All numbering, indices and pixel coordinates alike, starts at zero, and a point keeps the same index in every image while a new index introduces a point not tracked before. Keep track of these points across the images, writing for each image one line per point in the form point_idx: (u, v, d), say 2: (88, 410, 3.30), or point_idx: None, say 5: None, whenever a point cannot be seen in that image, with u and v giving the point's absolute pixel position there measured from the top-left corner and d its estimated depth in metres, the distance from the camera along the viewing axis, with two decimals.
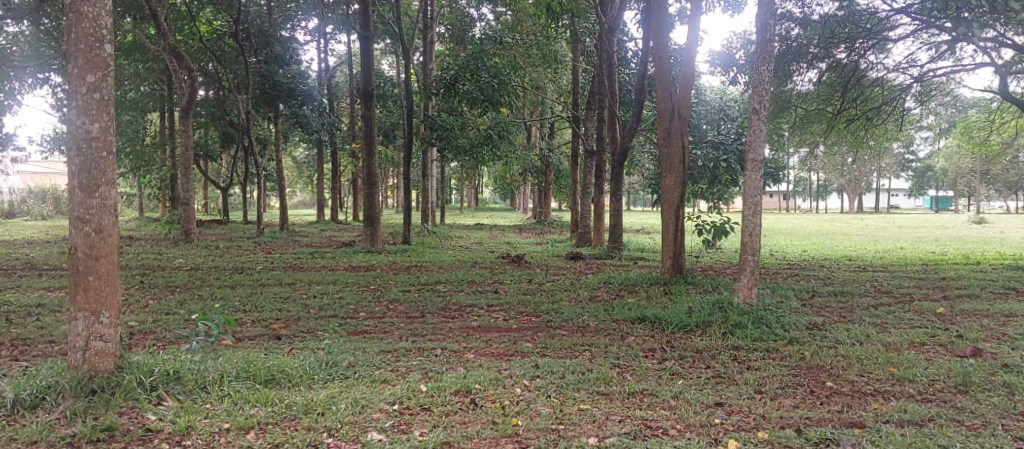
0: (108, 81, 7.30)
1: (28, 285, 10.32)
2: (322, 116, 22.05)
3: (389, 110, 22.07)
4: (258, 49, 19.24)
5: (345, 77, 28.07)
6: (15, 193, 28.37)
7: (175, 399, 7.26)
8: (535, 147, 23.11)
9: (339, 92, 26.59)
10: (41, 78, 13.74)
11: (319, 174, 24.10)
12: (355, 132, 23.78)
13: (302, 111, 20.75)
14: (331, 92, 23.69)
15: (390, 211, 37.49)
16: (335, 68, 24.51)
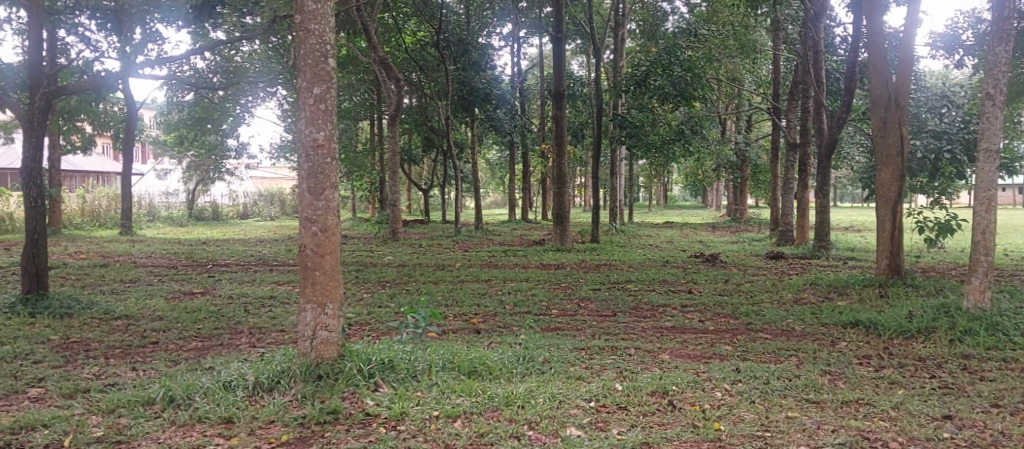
0: (333, 92, 7.87)
1: (262, 278, 11.48)
2: (514, 118, 22.67)
3: (578, 109, 22.30)
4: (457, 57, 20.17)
5: (536, 78, 28.64)
6: (248, 195, 31.51)
7: (391, 387, 7.72)
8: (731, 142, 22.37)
9: (531, 93, 27.27)
10: (271, 92, 15.20)
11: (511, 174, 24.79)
12: (544, 132, 24.21)
13: (494, 114, 21.41)
14: (523, 94, 24.33)
15: (577, 210, 37.68)
16: (528, 69, 25.14)
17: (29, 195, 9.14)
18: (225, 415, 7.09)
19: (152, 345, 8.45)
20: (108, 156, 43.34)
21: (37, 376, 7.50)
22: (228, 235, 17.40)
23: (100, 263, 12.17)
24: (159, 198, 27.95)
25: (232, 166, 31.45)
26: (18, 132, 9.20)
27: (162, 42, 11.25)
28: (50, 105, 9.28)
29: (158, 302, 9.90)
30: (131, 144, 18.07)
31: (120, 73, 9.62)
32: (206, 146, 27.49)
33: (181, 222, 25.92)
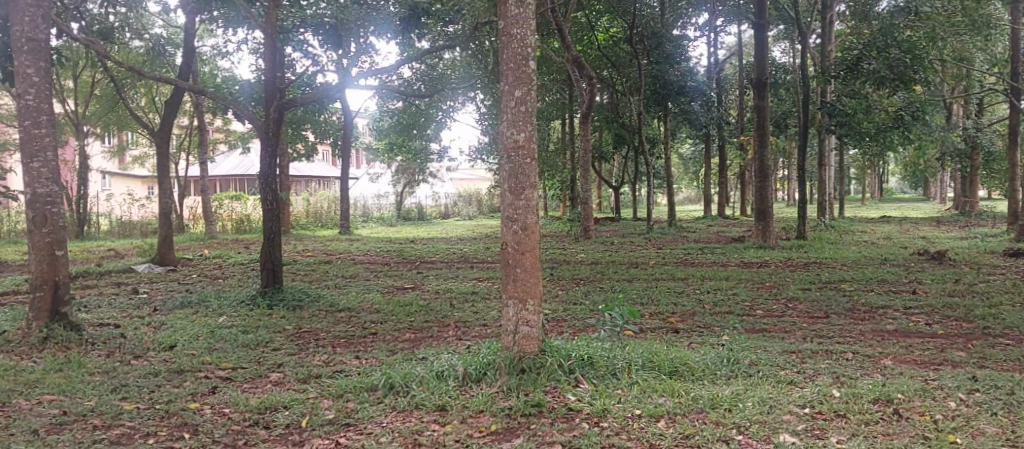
0: (533, 95, 7.58)
1: (464, 275, 12.03)
2: (710, 111, 21.92)
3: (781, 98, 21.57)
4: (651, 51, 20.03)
5: (734, 69, 27.84)
6: (449, 196, 33.15)
7: (591, 383, 7.34)
8: (959, 127, 20.82)
9: (729, 84, 26.60)
10: (471, 96, 15.90)
11: (706, 169, 24.22)
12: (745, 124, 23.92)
13: (689, 107, 20.50)
14: (720, 85, 23.93)
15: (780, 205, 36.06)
16: (726, 60, 24.70)
17: (267, 199, 10.16)
18: (439, 403, 7.01)
19: (372, 335, 9.01)
20: (328, 161, 47.82)
21: (277, 362, 7.90)
22: (434, 234, 18.36)
23: (324, 261, 13.28)
24: (371, 200, 30.11)
25: (435, 169, 33.32)
26: (256, 142, 10.25)
27: (373, 54, 12.07)
28: (282, 116, 10.23)
29: (375, 296, 10.70)
30: (349, 150, 19.67)
31: (338, 85, 10.41)
32: (413, 152, 28.21)
33: (391, 222, 27.77)
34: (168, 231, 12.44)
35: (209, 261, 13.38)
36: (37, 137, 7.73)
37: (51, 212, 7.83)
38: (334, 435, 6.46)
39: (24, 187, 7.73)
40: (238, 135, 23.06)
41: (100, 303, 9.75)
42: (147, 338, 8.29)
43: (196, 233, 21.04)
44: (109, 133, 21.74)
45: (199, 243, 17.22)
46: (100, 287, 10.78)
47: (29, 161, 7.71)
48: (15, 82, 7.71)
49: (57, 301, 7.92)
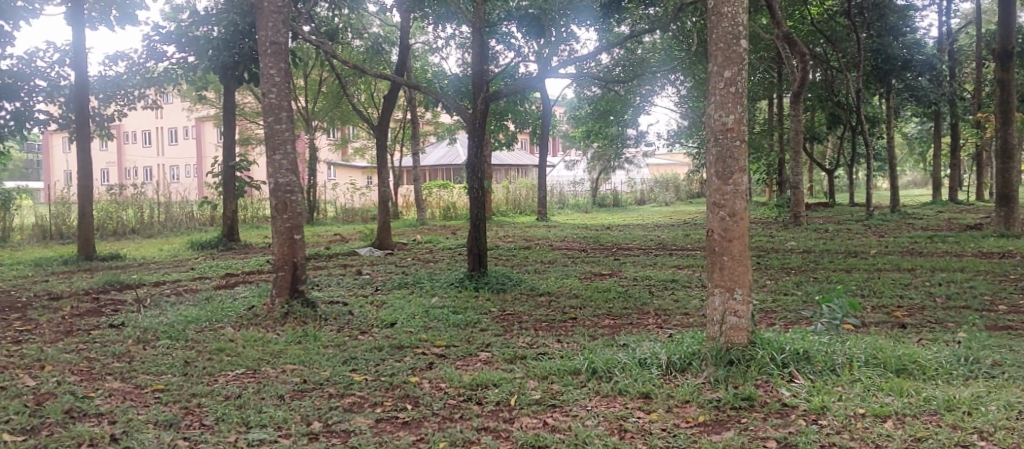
0: (744, 75, 6.96)
1: (664, 262, 11.86)
2: (941, 85, 20.77)
3: None
4: (871, 24, 18.56)
5: (970, 38, 25.16)
6: (646, 182, 32.97)
7: (807, 379, 6.67)
8: None
9: (963, 55, 24.06)
10: (671, 79, 15.59)
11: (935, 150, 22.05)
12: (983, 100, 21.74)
13: (917, 82, 19.82)
14: (953, 58, 21.84)
15: None
16: (960, 29, 22.41)
17: (473, 187, 10.59)
18: (643, 390, 6.55)
19: (573, 320, 9.02)
20: (527, 150, 49.42)
21: (485, 342, 8.06)
22: (631, 221, 18.29)
23: (524, 246, 13.66)
24: (568, 187, 30.58)
25: (632, 155, 33.30)
26: (464, 132, 10.71)
27: (573, 42, 12.22)
28: (488, 107, 10.60)
29: (573, 281, 10.83)
30: (547, 138, 20.15)
31: (540, 74, 10.61)
32: (610, 138, 28.18)
33: (587, 209, 28.10)
34: (386, 217, 13.41)
35: (421, 245, 14.24)
36: (279, 132, 8.60)
37: (291, 200, 8.66)
38: (541, 415, 6.12)
39: (269, 178, 8.64)
40: (446, 127, 24.37)
41: (330, 282, 10.75)
42: (370, 315, 8.98)
43: (408, 219, 22.47)
44: (333, 128, 23.81)
45: (412, 229, 18.33)
46: (329, 268, 11.81)
47: (272, 153, 8.61)
48: (261, 82, 8.65)
49: (295, 280, 8.77)
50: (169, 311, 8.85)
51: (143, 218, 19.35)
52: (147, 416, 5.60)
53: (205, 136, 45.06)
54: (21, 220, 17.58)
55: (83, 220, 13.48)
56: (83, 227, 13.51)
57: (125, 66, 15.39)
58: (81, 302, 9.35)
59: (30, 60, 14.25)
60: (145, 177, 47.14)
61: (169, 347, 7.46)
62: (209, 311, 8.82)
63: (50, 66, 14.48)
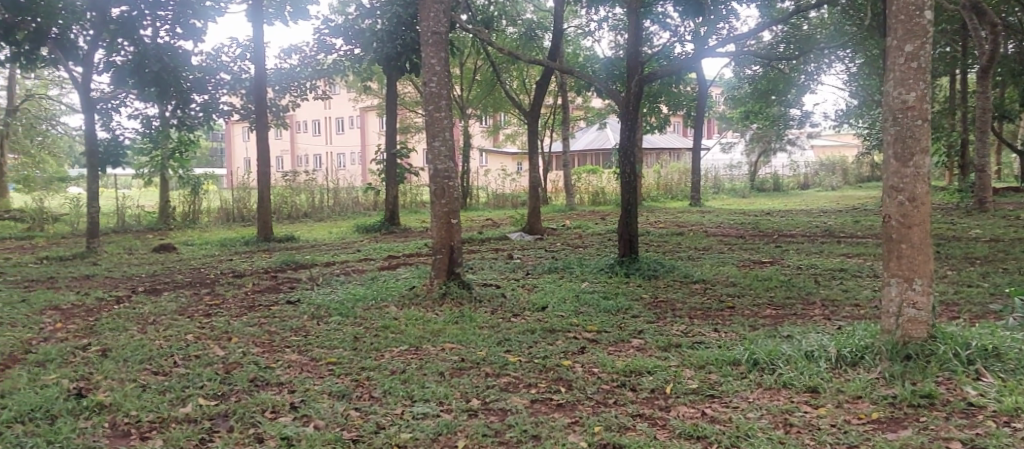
0: (928, 49, 6.39)
1: (829, 250, 11.20)
2: None
3: None
4: None
5: None
6: (810, 165, 31.41)
7: (998, 378, 6.05)
8: None
9: None
10: (840, 56, 14.63)
11: None
12: None
13: None
14: None
15: None
16: None
17: (625, 172, 10.46)
18: (810, 384, 6.23)
19: (730, 309, 8.71)
20: (681, 134, 48.36)
21: (637, 329, 7.94)
22: (792, 206, 17.43)
23: (677, 232, 13.37)
24: (723, 171, 29.61)
25: (794, 136, 31.75)
26: (616, 116, 10.59)
27: (732, 20, 11.74)
28: (642, 90, 10.40)
29: (730, 269, 10.47)
30: (702, 120, 19.57)
31: (697, 55, 10.27)
32: (770, 118, 26.93)
33: (744, 194, 27.11)
34: (536, 202, 13.55)
35: (572, 230, 14.28)
36: (439, 119, 8.88)
37: (449, 185, 8.94)
38: (699, 405, 5.96)
39: (429, 164, 8.95)
40: (597, 111, 24.25)
41: (483, 265, 11.01)
42: (523, 298, 9.12)
43: (558, 204, 22.62)
44: (486, 115, 24.35)
45: (562, 214, 18.43)
46: (482, 252, 12.12)
47: (433, 139, 8.90)
48: (422, 72, 8.96)
49: (452, 263, 9.06)
50: (338, 289, 9.43)
51: (313, 203, 20.71)
52: (322, 387, 5.99)
53: (368, 125, 47.49)
54: (208, 204, 19.28)
55: (261, 204, 14.59)
56: (261, 210, 14.63)
57: (298, 59, 16.48)
58: (261, 279, 10.15)
59: (216, 56, 15.64)
60: (314, 164, 50.48)
61: (339, 323, 7.93)
62: (374, 291, 9.30)
63: (232, 61, 15.81)
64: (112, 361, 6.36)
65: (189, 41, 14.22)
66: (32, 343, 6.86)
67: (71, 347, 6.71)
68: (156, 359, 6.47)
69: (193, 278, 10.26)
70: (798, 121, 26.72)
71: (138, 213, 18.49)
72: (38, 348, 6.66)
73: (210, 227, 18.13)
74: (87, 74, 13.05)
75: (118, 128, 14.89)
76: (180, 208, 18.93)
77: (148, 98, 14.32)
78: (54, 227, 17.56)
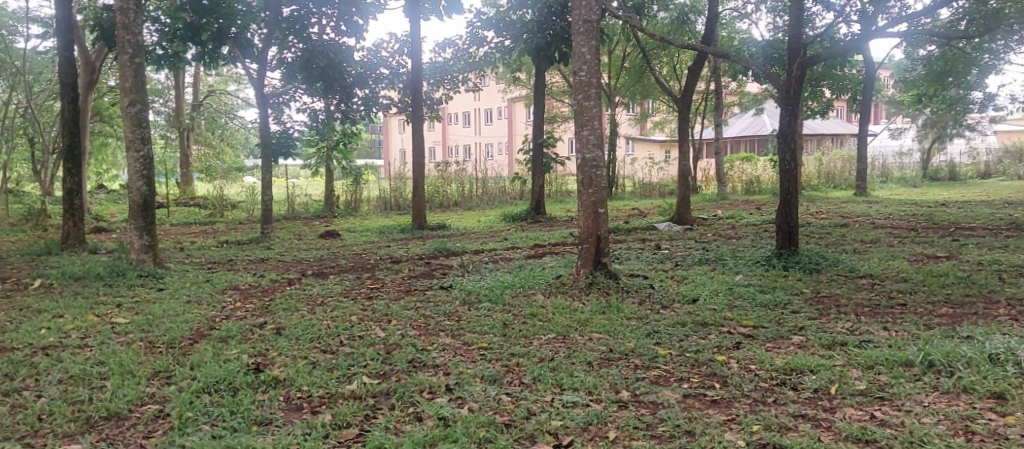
0: None
1: (1018, 245, 10.15)
2: None
3: None
4: None
5: None
6: (992, 153, 28.94)
7: None
8: None
9: None
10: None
11: None
12: None
13: None
14: None
15: None
16: None
17: (784, 160, 9.98)
18: (995, 390, 5.69)
19: (901, 307, 8.11)
20: (843, 118, 45.58)
21: (797, 325, 7.56)
22: (971, 197, 15.99)
23: (840, 224, 12.60)
24: (891, 159, 27.58)
25: (975, 121, 29.07)
26: (775, 102, 10.11)
27: None
28: (804, 74, 9.87)
29: (900, 263, 9.74)
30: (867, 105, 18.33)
31: (866, 35, 9.60)
32: (947, 101, 24.73)
33: (914, 183, 25.19)
34: (686, 191, 13.22)
35: (723, 221, 13.83)
36: (588, 108, 8.85)
37: (597, 175, 8.88)
38: (868, 407, 5.60)
39: (577, 153, 8.94)
40: (752, 97, 23.28)
41: (631, 255, 10.89)
42: (673, 290, 8.93)
43: (709, 193, 22.00)
44: (634, 103, 24.05)
45: (713, 204, 17.89)
46: (630, 242, 11.97)
47: (581, 129, 8.88)
48: (572, 61, 8.95)
49: (599, 252, 9.00)
50: (487, 276, 9.64)
51: (464, 192, 21.30)
52: (475, 371, 6.15)
53: (516, 116, 48.25)
54: (368, 193, 20.38)
55: (416, 193, 15.16)
56: (415, 199, 15.21)
57: (452, 52, 16.92)
58: (416, 265, 10.56)
59: (376, 51, 16.32)
60: (464, 154, 52.01)
61: (489, 309, 8.12)
62: (522, 279, 9.41)
63: (392, 56, 16.51)
64: (285, 339, 6.84)
65: (351, 38, 14.97)
66: (217, 320, 7.51)
67: (250, 324, 7.29)
68: (324, 338, 6.89)
69: (355, 263, 10.85)
70: (980, 103, 24.30)
71: (306, 201, 19.79)
72: (221, 324, 7.28)
73: (369, 215, 19.11)
74: (261, 70, 14.07)
75: (288, 122, 15.92)
76: (343, 196, 20.07)
77: (314, 93, 15.24)
78: (233, 213, 19.16)
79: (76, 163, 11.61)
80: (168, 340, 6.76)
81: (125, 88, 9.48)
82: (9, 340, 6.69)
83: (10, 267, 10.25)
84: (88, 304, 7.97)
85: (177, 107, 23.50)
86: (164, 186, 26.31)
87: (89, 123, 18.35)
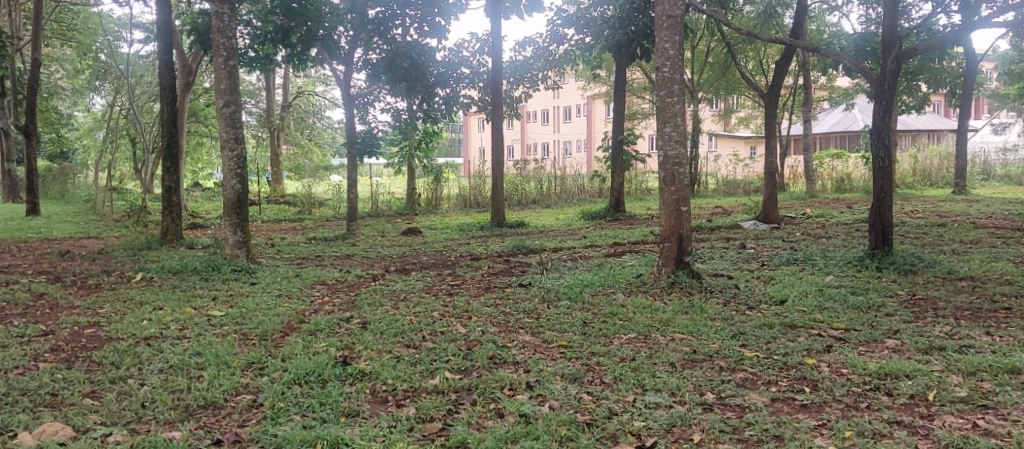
0: None
1: None
2: None
3: None
4: None
5: None
6: None
7: None
8: None
9: None
10: None
11: None
12: None
13: None
14: None
15: None
16: None
17: (878, 157, 9.59)
18: None
19: (1005, 311, 7.67)
20: (941, 114, 43.43)
21: (892, 329, 7.25)
22: None
23: (938, 223, 12.00)
24: (994, 156, 26.10)
25: None
26: (868, 98, 9.72)
27: None
28: (900, 68, 9.46)
29: (1004, 265, 9.21)
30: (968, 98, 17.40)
31: (969, 25, 9.10)
32: None
33: (1020, 181, 23.76)
34: (772, 189, 12.86)
35: (812, 220, 13.38)
36: (670, 105, 8.71)
37: (679, 172, 8.73)
38: (969, 416, 5.32)
39: (659, 150, 8.82)
40: (843, 91, 22.44)
41: (714, 255, 10.66)
42: (759, 290, 8.70)
43: (796, 191, 21.35)
44: (717, 99, 23.56)
45: (801, 202, 17.36)
46: (713, 241, 11.73)
47: (663, 125, 8.76)
48: (655, 57, 8.83)
49: (681, 251, 8.85)
50: (567, 274, 9.61)
51: (542, 190, 21.32)
52: (555, 369, 6.15)
53: (595, 113, 47.97)
54: (448, 191, 20.65)
55: (496, 191, 15.26)
56: (495, 197, 15.31)
57: (532, 51, 16.97)
58: (496, 263, 10.62)
59: (457, 51, 16.50)
60: (543, 152, 52.07)
61: (569, 307, 8.10)
62: (601, 277, 9.35)
63: (472, 55, 16.65)
64: (370, 333, 7.00)
65: (434, 38, 15.20)
66: (306, 313, 7.75)
67: (337, 319, 7.49)
68: (407, 333, 7.02)
69: (436, 260, 11.01)
70: None
71: (388, 199, 20.19)
72: (310, 318, 7.51)
73: (449, 213, 19.35)
74: (347, 71, 14.44)
75: (372, 121, 16.32)
76: (424, 194, 20.40)
77: (398, 93, 15.55)
78: (320, 210, 19.74)
79: (174, 162, 12.18)
80: (260, 332, 7.01)
81: (220, 89, 9.90)
82: (115, 330, 7.07)
83: (115, 261, 10.84)
84: (186, 297, 8.35)
85: (267, 108, 24.37)
86: (255, 183, 27.33)
87: (185, 124, 19.24)
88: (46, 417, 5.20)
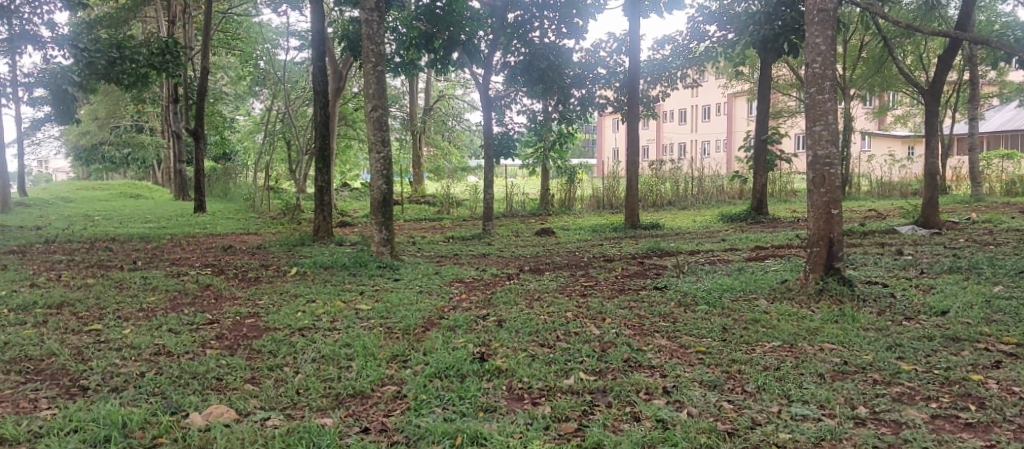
0: None
1: None
2: None
3: None
4: None
5: None
6: None
7: None
8: None
9: None
10: None
11: None
12: None
13: None
14: None
15: None
16: None
17: None
18: None
19: None
20: None
21: None
22: None
23: None
24: None
25: None
26: None
27: None
28: None
29: None
30: None
31: None
32: None
33: None
34: (932, 192, 11.97)
35: (978, 225, 12.33)
36: (820, 103, 8.31)
37: (829, 173, 8.29)
38: None
39: (807, 150, 8.42)
40: (1016, 86, 20.54)
41: (866, 261, 10.04)
42: (917, 300, 8.10)
43: (959, 194, 19.77)
44: (870, 96, 22.22)
45: (966, 206, 16.07)
46: (865, 246, 11.05)
47: (813, 124, 8.36)
48: (805, 52, 8.44)
49: (830, 256, 8.40)
50: (704, 278, 9.37)
51: (678, 191, 20.91)
52: (693, 374, 6.00)
53: (735, 112, 46.51)
54: (582, 192, 20.64)
55: (631, 192, 15.10)
56: (630, 197, 15.14)
57: (671, 49, 16.66)
58: (630, 265, 10.52)
59: (594, 51, 16.46)
60: (680, 152, 51.05)
61: (708, 312, 7.88)
62: (742, 282, 9.04)
63: (609, 55, 16.56)
64: (506, 331, 7.11)
65: (571, 39, 15.24)
66: (445, 310, 7.98)
67: (475, 316, 7.67)
68: (542, 332, 7.07)
69: (569, 260, 11.04)
70: None
71: (523, 200, 20.42)
72: (450, 315, 7.73)
73: (583, 213, 19.35)
74: (487, 74, 14.76)
75: (509, 123, 16.59)
76: (558, 195, 20.51)
77: (534, 95, 15.72)
78: (457, 210, 20.30)
79: (325, 163, 12.91)
80: (404, 327, 7.29)
81: (369, 93, 10.40)
82: (272, 321, 7.57)
83: (272, 256, 11.60)
84: (335, 291, 8.82)
85: (410, 111, 25.33)
86: (398, 184, 28.48)
87: (335, 126, 20.36)
88: (213, 399, 5.64)
